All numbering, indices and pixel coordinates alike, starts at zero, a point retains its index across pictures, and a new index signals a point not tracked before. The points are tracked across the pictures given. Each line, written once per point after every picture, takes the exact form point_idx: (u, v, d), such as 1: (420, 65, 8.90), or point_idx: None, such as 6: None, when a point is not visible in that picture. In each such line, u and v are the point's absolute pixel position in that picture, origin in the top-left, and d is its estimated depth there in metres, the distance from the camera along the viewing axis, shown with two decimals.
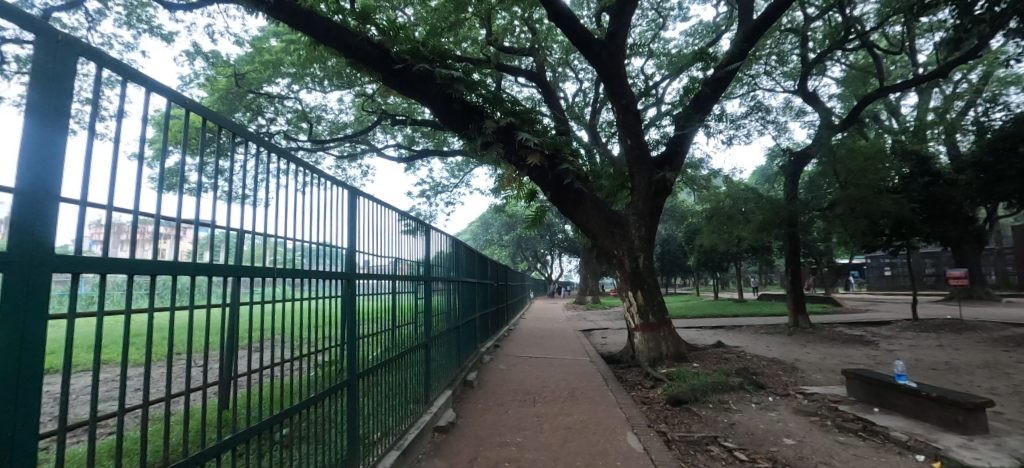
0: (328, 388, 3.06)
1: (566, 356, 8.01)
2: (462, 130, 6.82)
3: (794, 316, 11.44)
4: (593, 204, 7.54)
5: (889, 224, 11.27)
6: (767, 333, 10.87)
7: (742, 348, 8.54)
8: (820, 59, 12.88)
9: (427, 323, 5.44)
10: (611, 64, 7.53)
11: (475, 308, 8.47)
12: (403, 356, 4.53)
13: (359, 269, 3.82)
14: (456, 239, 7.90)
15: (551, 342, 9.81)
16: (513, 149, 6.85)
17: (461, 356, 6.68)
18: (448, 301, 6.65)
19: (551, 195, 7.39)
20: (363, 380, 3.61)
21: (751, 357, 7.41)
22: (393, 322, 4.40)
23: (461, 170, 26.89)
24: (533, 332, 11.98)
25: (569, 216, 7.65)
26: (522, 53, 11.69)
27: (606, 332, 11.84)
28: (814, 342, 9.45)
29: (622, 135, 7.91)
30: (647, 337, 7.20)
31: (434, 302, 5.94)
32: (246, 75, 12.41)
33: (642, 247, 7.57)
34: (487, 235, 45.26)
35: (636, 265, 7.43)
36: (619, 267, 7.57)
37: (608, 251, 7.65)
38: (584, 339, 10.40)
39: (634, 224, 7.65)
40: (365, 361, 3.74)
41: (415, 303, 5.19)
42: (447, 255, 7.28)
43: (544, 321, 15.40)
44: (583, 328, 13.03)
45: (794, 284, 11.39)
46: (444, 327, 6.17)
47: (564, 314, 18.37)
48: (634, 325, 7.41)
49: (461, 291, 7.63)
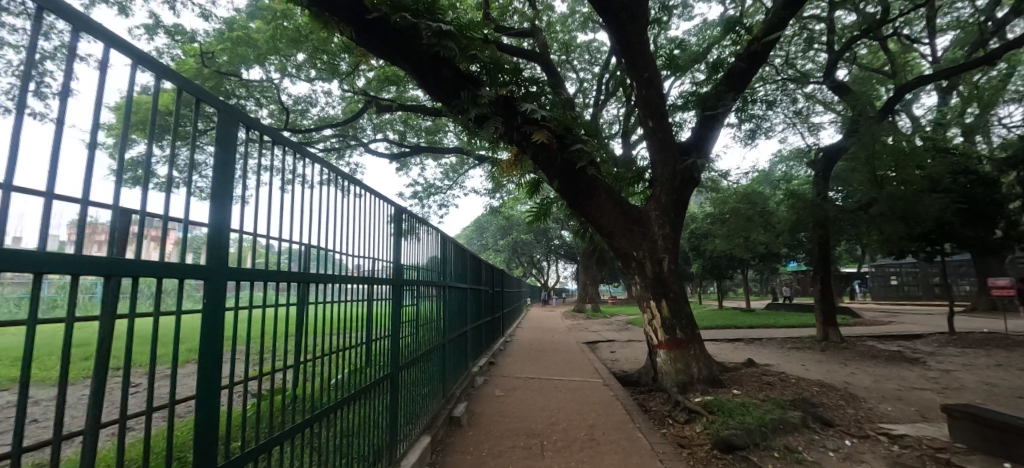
0: (254, 445, 2.07)
1: (574, 377, 6.72)
2: (454, 106, 5.62)
3: (823, 329, 10.27)
4: (608, 195, 6.36)
5: (927, 228, 10.21)
6: (796, 349, 9.63)
7: (779, 368, 7.29)
8: (847, 48, 11.79)
9: (411, 339, 4.47)
10: (633, 30, 6.36)
11: (467, 318, 7.30)
12: (378, 381, 3.56)
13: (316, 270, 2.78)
14: (445, 236, 6.75)
15: (553, 358, 8.53)
16: (513, 124, 5.66)
17: (451, 374, 5.61)
18: (439, 310, 5.56)
19: (559, 186, 6.20)
20: (313, 424, 2.59)
21: (797, 380, 6.20)
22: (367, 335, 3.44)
23: (455, 171, 25.57)
24: (533, 344, 10.70)
25: (580, 212, 6.49)
26: (522, 34, 10.45)
27: (613, 346, 10.56)
28: (856, 361, 8.26)
29: (641, 119, 6.82)
30: (672, 355, 5.95)
31: (424, 311, 4.93)
32: (216, 56, 11.01)
33: (666, 248, 6.34)
34: (482, 240, 43.88)
35: (659, 268, 6.21)
36: (639, 272, 6.29)
37: (625, 254, 6.39)
38: (590, 354, 9.13)
39: (656, 221, 6.48)
40: (322, 388, 2.84)
41: (401, 313, 4.25)
42: (439, 254, 6.18)
43: (541, 332, 14.02)
44: (585, 341, 11.72)
45: (823, 293, 10.19)
46: (430, 343, 5.07)
47: (563, 325, 16.95)
48: (656, 342, 6.14)
49: (452, 299, 6.49)
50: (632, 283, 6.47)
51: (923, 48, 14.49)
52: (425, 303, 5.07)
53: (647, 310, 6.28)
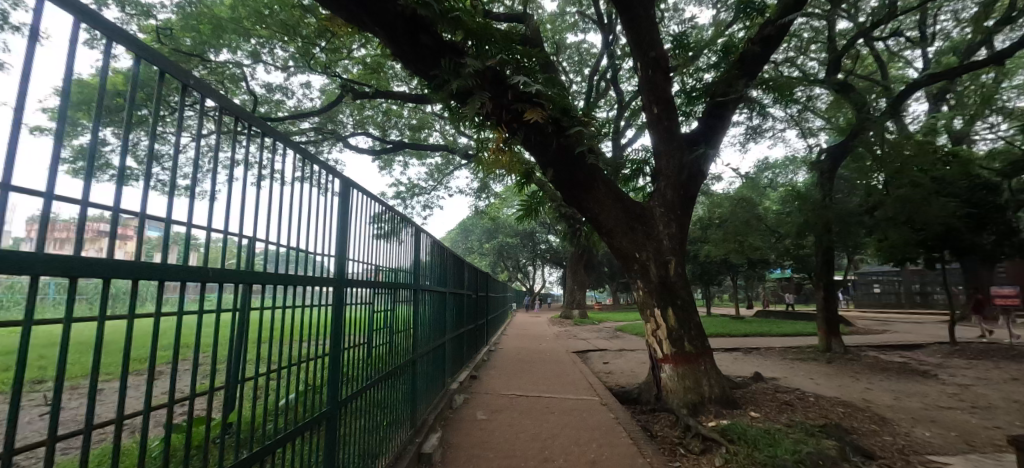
0: None
1: (569, 395, 5.93)
2: (433, 81, 4.84)
3: (826, 339, 9.71)
4: (608, 187, 5.65)
5: (932, 234, 9.78)
6: (800, 360, 9.01)
7: (791, 384, 6.64)
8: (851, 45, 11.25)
9: (383, 348, 4.03)
10: (638, 3, 5.67)
11: (448, 326, 6.58)
12: (339, 397, 3.12)
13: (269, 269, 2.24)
14: (423, 234, 6.01)
15: (543, 370, 7.74)
16: (503, 101, 4.89)
17: (428, 387, 5.07)
18: (415, 316, 5.04)
19: (554, 175, 5.46)
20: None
21: (816, 399, 5.54)
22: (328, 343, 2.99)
23: (439, 171, 24.63)
24: (520, 353, 9.89)
25: (576, 207, 5.78)
26: (512, 18, 9.63)
27: (605, 356, 9.81)
28: (866, 374, 7.69)
29: (645, 106, 6.14)
30: (680, 371, 5.21)
31: (398, 317, 4.46)
32: (176, 33, 9.94)
33: (673, 250, 5.62)
34: (467, 243, 42.86)
35: (664, 272, 5.49)
36: (641, 276, 5.58)
37: (625, 255, 5.71)
38: (582, 366, 8.38)
39: (661, 218, 5.76)
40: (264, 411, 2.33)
41: (371, 319, 3.79)
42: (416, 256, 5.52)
43: (528, 340, 13.17)
44: (575, 350, 10.94)
45: (827, 301, 9.62)
46: (402, 355, 4.49)
47: (551, 331, 16.11)
48: (661, 356, 5.40)
49: (431, 301, 5.85)
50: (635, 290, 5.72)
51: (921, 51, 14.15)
52: (398, 308, 4.55)
53: (650, 320, 5.55)
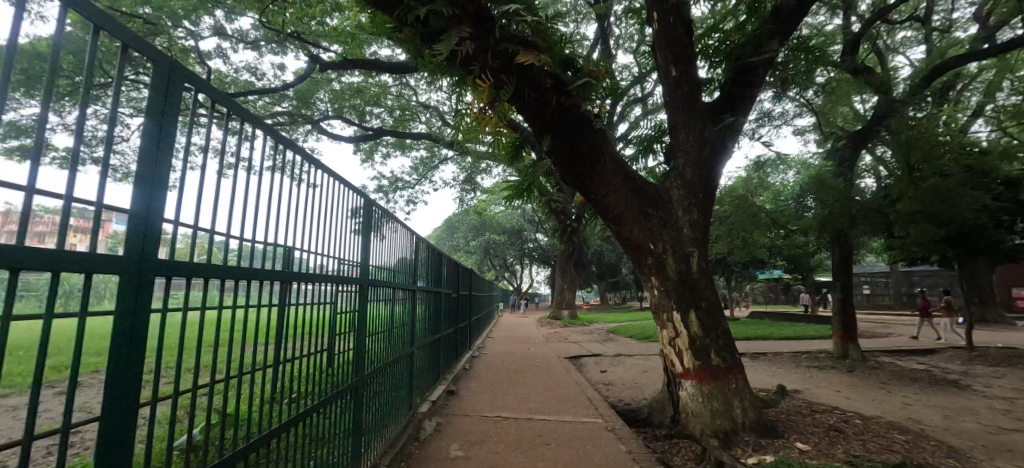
0: None
1: (565, 417, 4.87)
2: (394, 13, 3.82)
3: (842, 344, 8.85)
4: (615, 163, 4.64)
5: (955, 231, 8.99)
6: (817, 368, 8.12)
7: (822, 401, 5.71)
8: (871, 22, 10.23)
9: (347, 356, 3.36)
10: None
11: (419, 335, 5.51)
12: (285, 417, 2.49)
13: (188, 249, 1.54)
14: (390, 223, 4.90)
15: (533, 381, 6.70)
16: (488, 44, 3.86)
17: (393, 402, 4.22)
18: (381, 319, 4.21)
19: (552, 144, 4.41)
20: None
21: (862, 422, 4.64)
22: (275, 348, 2.43)
23: (424, 162, 23.24)
24: (507, 360, 8.84)
25: (577, 188, 4.74)
26: None
27: (602, 362, 8.78)
28: (896, 385, 6.86)
29: (659, 70, 5.14)
30: (705, 390, 4.21)
31: (364, 319, 3.71)
32: None
33: (694, 241, 4.60)
34: (453, 240, 41.56)
35: (685, 267, 4.49)
36: (657, 271, 4.56)
37: (635, 246, 4.69)
38: (577, 375, 7.37)
39: (680, 201, 4.75)
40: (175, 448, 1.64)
41: (328, 322, 3.07)
42: (382, 249, 4.52)
43: (515, 343, 12.07)
44: (567, 355, 9.89)
45: (845, 303, 8.73)
46: (362, 370, 3.63)
47: (540, 333, 15.01)
48: (679, 371, 4.40)
49: (399, 303, 4.85)
50: (650, 293, 4.67)
51: (938, 37, 13.21)
52: (361, 310, 3.72)
53: (666, 330, 4.54)
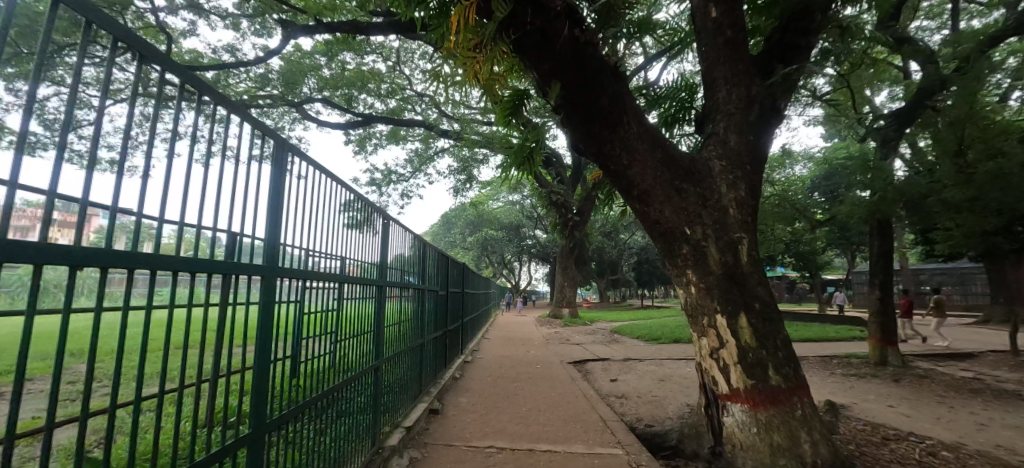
0: None
1: (575, 446, 3.92)
2: None
3: (880, 349, 7.89)
4: (640, 127, 3.66)
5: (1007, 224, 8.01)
6: (856, 377, 7.14)
7: (883, 423, 4.76)
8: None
9: (314, 364, 2.89)
10: None
11: (396, 341, 4.60)
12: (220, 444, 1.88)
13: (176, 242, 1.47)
14: (369, 213, 4.22)
15: (535, 393, 5.74)
16: None
17: (360, 421, 3.50)
18: (352, 322, 3.57)
19: (561, 93, 3.41)
20: None
21: (949, 454, 3.73)
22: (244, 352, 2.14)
23: (420, 153, 22.18)
24: (504, 366, 7.84)
25: (592, 156, 3.71)
26: None
27: (611, 369, 7.79)
28: (955, 399, 5.91)
29: (695, 14, 4.20)
30: (760, 418, 3.23)
31: (333, 320, 3.19)
32: None
33: (742, 224, 3.59)
34: (451, 235, 40.35)
35: (732, 257, 3.49)
36: (696, 263, 3.55)
37: (667, 231, 3.67)
38: (585, 385, 6.41)
39: (721, 175, 3.73)
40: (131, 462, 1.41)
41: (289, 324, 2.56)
42: (355, 241, 3.82)
43: (514, 345, 11.06)
44: (571, 359, 8.90)
45: (885, 303, 7.73)
46: (304, 393, 2.74)
47: (541, 334, 13.98)
48: (724, 393, 3.42)
49: (367, 304, 3.93)
50: (687, 294, 3.65)
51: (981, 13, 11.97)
52: (326, 310, 3.14)
53: (702, 346, 3.61)
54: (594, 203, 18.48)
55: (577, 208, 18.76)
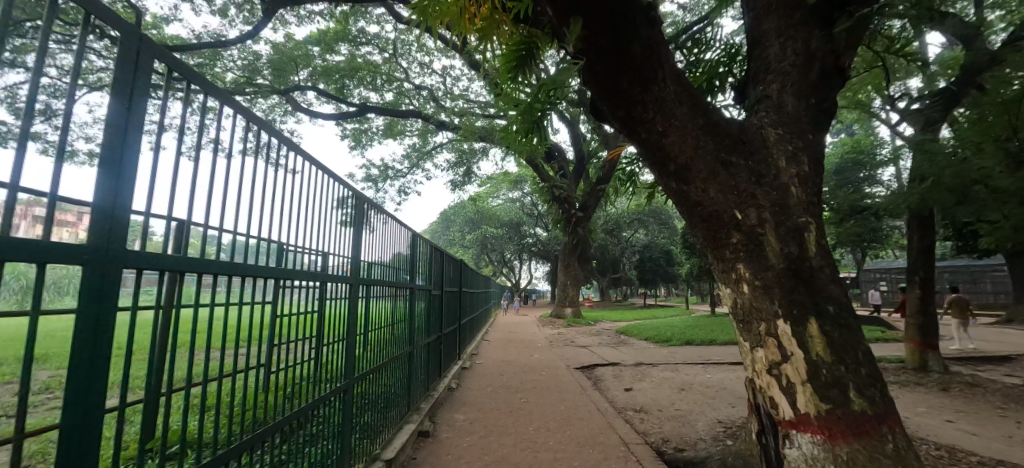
0: None
1: None
2: None
3: (919, 352, 7.19)
4: (677, 84, 2.94)
5: None
6: (897, 385, 6.43)
7: (952, 444, 4.06)
8: None
9: (300, 372, 2.44)
10: None
11: (385, 347, 3.94)
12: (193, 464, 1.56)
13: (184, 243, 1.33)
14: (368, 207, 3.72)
15: (542, 407, 5.02)
16: None
17: (341, 441, 2.94)
18: (340, 324, 3.02)
19: (583, 35, 2.68)
20: None
21: None
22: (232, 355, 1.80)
23: (416, 147, 21.30)
24: (506, 372, 7.11)
25: (619, 121, 2.99)
26: None
27: (623, 375, 7.07)
28: (1018, 412, 5.22)
29: None
30: (840, 453, 2.49)
31: (322, 322, 2.68)
32: None
33: (807, 207, 2.86)
34: (449, 233, 39.38)
35: (795, 248, 2.75)
36: (748, 253, 2.83)
37: (711, 217, 2.94)
38: (597, 395, 5.69)
39: (777, 146, 3.00)
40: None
41: (271, 328, 2.09)
42: (344, 232, 3.22)
43: (516, 347, 10.31)
44: (578, 363, 8.17)
45: (926, 302, 7.02)
46: (278, 413, 2.18)
47: (543, 335, 13.20)
48: (785, 418, 2.71)
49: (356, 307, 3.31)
50: (738, 294, 2.91)
51: None
52: (313, 310, 2.61)
53: (756, 358, 2.89)
54: (598, 199, 17.74)
55: (580, 203, 17.96)
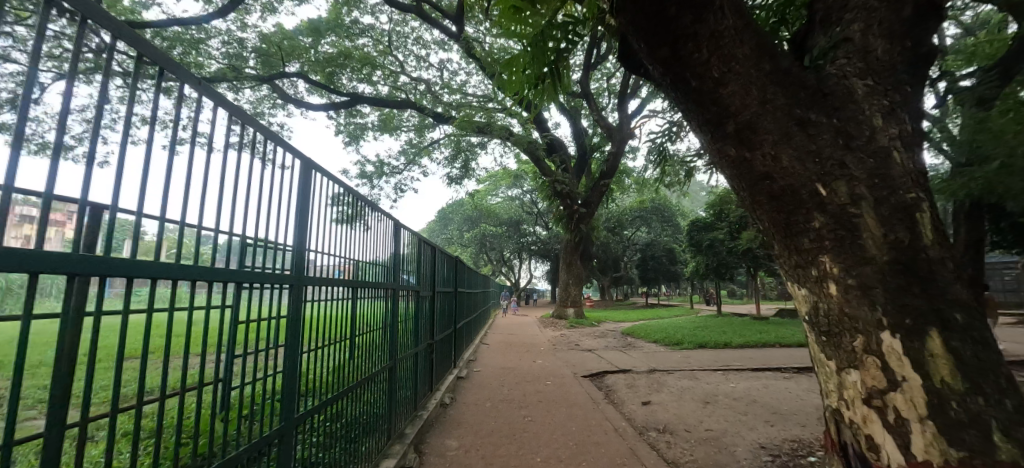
0: None
1: None
2: None
3: None
4: (739, 23, 2.24)
5: None
6: None
7: None
8: None
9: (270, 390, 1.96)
10: None
11: (370, 356, 3.33)
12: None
13: (161, 243, 1.19)
14: (362, 206, 3.26)
15: (549, 428, 4.28)
16: None
17: None
18: (318, 331, 2.48)
19: None
20: None
21: None
22: (194, 364, 1.46)
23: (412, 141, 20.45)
24: (506, 382, 6.35)
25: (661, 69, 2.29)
26: None
27: (637, 386, 6.32)
28: None
29: None
30: None
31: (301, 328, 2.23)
32: None
33: (914, 179, 2.12)
34: (449, 231, 38.53)
35: (897, 233, 2.02)
36: (835, 238, 2.10)
37: (783, 192, 2.20)
38: (612, 410, 4.96)
39: (868, 101, 2.26)
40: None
41: (237, 335, 1.65)
42: (334, 230, 2.78)
43: (516, 353, 9.52)
44: (585, 370, 7.42)
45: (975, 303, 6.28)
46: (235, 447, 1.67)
47: (546, 339, 12.41)
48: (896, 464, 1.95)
49: (330, 308, 2.65)
50: (821, 299, 2.17)
51: None
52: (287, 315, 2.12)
53: (845, 383, 2.15)
54: (601, 194, 16.95)
55: (583, 199, 17.14)
